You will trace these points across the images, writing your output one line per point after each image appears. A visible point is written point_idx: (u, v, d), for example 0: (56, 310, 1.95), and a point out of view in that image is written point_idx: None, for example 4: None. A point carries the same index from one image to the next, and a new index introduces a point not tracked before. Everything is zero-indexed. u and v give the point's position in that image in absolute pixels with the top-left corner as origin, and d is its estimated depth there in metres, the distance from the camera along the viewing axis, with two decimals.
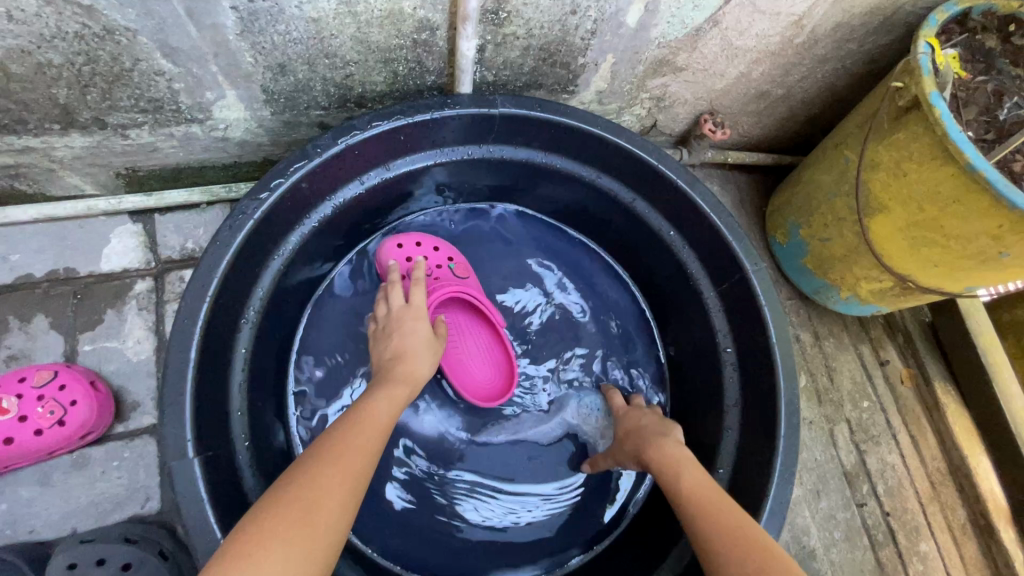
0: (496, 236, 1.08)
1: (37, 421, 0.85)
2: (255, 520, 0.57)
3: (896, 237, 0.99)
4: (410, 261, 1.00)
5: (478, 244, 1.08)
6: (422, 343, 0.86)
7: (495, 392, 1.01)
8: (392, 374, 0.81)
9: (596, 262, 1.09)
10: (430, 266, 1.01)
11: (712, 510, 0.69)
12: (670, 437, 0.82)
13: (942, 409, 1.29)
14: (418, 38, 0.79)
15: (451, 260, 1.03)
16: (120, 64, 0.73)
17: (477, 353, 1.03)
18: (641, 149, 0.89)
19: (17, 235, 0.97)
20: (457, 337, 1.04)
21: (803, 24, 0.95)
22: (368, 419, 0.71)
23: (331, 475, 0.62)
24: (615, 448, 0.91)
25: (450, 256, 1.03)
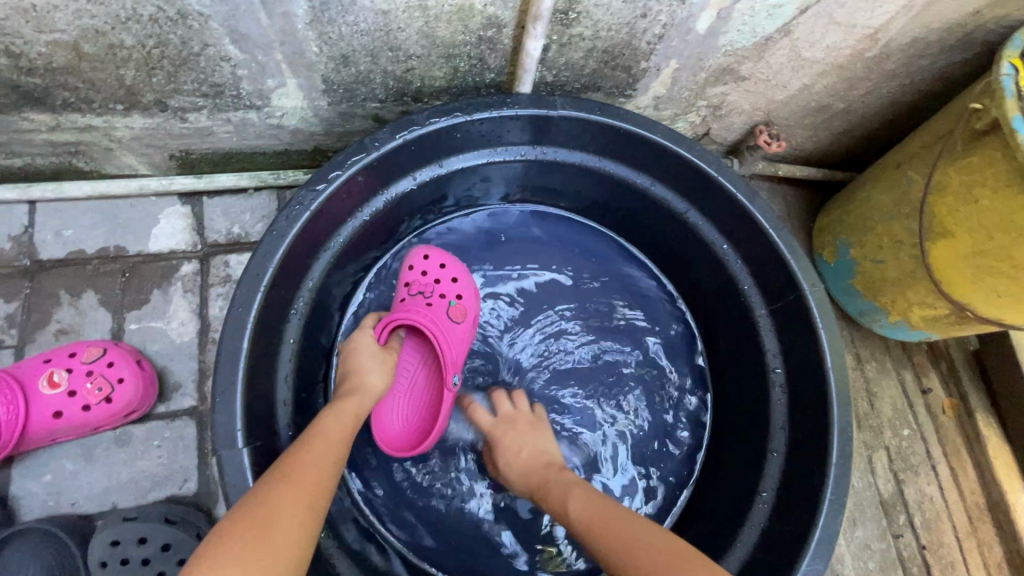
0: (541, 239, 1.06)
1: (85, 397, 0.86)
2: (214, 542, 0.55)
3: (959, 265, 0.95)
4: (424, 277, 0.96)
5: (521, 246, 1.05)
6: (364, 355, 0.85)
7: (398, 442, 0.93)
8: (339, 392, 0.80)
9: (642, 272, 1.07)
10: (434, 289, 0.95)
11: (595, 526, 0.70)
12: (550, 476, 0.82)
13: (984, 443, 1.25)
14: (484, 34, 0.77)
15: (458, 297, 0.96)
16: (189, 49, 0.73)
17: (414, 398, 0.97)
18: (701, 159, 0.86)
19: (72, 211, 0.98)
20: (409, 370, 0.97)
21: (877, 37, 0.91)
22: (320, 435, 0.70)
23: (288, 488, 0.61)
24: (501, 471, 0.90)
25: (460, 294, 0.96)
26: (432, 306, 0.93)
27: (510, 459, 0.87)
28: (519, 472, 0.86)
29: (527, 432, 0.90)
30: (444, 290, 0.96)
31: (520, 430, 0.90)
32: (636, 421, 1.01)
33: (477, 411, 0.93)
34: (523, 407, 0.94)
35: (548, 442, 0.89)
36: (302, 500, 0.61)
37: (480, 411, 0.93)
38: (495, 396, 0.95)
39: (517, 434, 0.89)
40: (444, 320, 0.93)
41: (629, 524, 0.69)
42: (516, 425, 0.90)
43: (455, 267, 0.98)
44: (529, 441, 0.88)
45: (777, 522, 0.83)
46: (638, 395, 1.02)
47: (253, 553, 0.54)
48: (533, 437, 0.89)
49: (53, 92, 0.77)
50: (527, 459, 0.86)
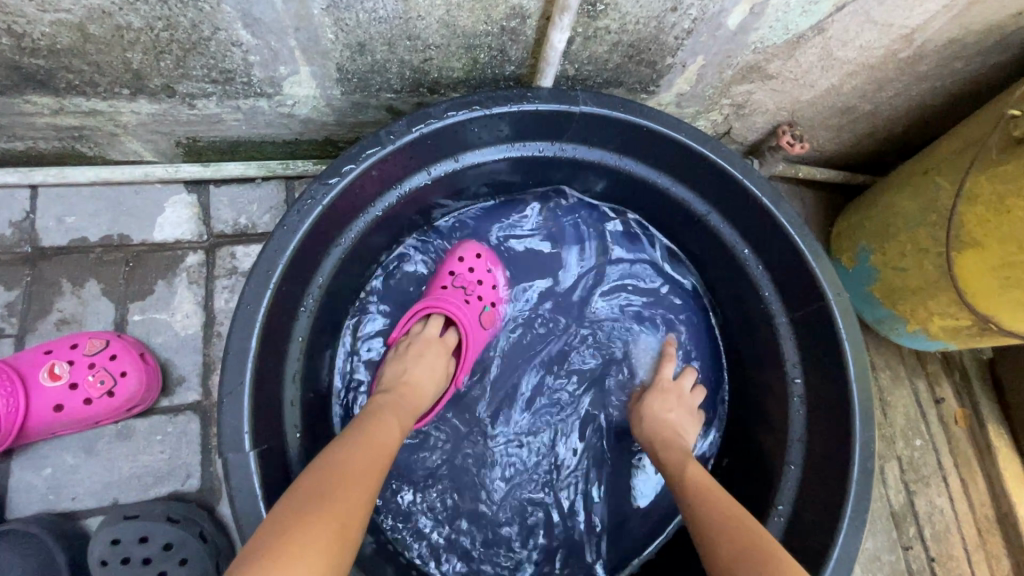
0: (559, 236, 1.01)
1: (86, 390, 0.84)
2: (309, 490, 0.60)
3: (984, 277, 0.91)
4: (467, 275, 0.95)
5: (539, 245, 1.02)
6: (427, 376, 0.85)
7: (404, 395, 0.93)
8: (400, 399, 0.79)
9: (663, 277, 1.03)
10: (475, 286, 0.95)
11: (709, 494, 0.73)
12: (674, 446, 0.85)
13: (994, 454, 1.23)
14: (507, 25, 0.74)
15: (492, 304, 0.97)
16: (199, 32, 0.70)
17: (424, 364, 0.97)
18: (726, 160, 0.83)
19: (75, 197, 0.95)
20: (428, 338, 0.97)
21: (913, 38, 0.88)
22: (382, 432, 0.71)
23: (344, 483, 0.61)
24: (637, 407, 0.94)
25: (494, 302, 0.97)
26: (469, 304, 0.93)
27: (655, 406, 0.92)
28: (652, 421, 0.90)
29: (682, 408, 0.93)
30: (482, 293, 0.96)
31: (682, 404, 0.93)
32: None
33: (669, 364, 0.97)
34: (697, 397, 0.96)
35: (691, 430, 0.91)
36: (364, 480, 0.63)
37: (671, 366, 0.97)
38: (689, 372, 0.97)
39: (675, 402, 0.93)
40: (476, 322, 0.94)
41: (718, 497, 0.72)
42: (681, 400, 0.94)
43: (497, 276, 0.99)
44: (683, 413, 0.92)
45: (794, 537, 0.82)
46: None
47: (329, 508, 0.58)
48: (685, 418, 0.92)
49: (56, 74, 0.73)
50: (668, 422, 0.89)
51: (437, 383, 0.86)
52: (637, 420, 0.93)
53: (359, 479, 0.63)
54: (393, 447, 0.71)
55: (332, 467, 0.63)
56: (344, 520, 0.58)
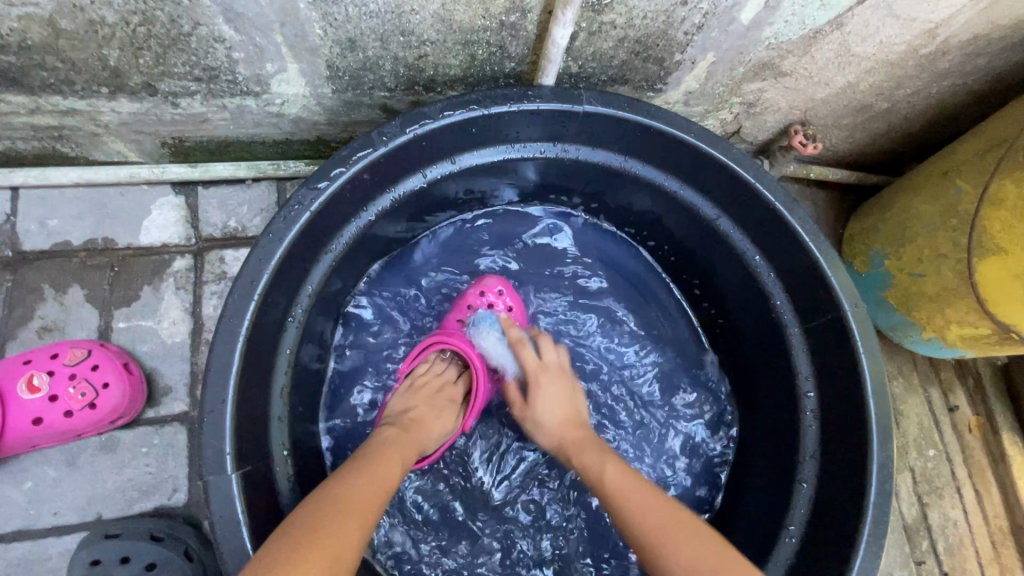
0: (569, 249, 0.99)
1: (67, 402, 0.82)
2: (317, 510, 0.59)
3: (1007, 285, 0.86)
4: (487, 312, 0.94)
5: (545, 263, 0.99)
6: (431, 411, 0.84)
7: None
8: (406, 432, 0.78)
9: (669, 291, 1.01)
10: None
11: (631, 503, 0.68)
12: (587, 442, 0.79)
13: (1010, 464, 1.18)
14: (506, 19, 0.70)
15: None
16: (178, 28, 0.66)
17: None
18: (739, 163, 0.79)
19: (57, 199, 0.92)
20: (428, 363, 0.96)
21: (936, 33, 0.83)
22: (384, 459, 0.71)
23: (343, 514, 0.59)
24: (528, 412, 0.85)
25: None
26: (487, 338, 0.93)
27: (543, 404, 0.84)
28: (554, 424, 0.82)
29: (566, 385, 0.87)
30: None
31: (562, 384, 0.86)
32: (656, 445, 0.96)
33: (526, 350, 0.87)
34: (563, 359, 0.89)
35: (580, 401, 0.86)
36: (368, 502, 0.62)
37: (527, 349, 0.88)
38: (543, 338, 0.90)
39: (557, 385, 0.86)
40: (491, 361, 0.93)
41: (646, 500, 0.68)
42: (557, 378, 0.86)
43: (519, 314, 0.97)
44: (563, 392, 0.85)
45: (808, 559, 0.78)
46: (656, 426, 0.96)
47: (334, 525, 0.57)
48: (569, 392, 0.86)
49: (30, 71, 0.70)
50: (564, 417, 0.83)
51: (445, 425, 0.85)
52: (535, 428, 0.84)
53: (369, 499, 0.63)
54: (394, 479, 0.69)
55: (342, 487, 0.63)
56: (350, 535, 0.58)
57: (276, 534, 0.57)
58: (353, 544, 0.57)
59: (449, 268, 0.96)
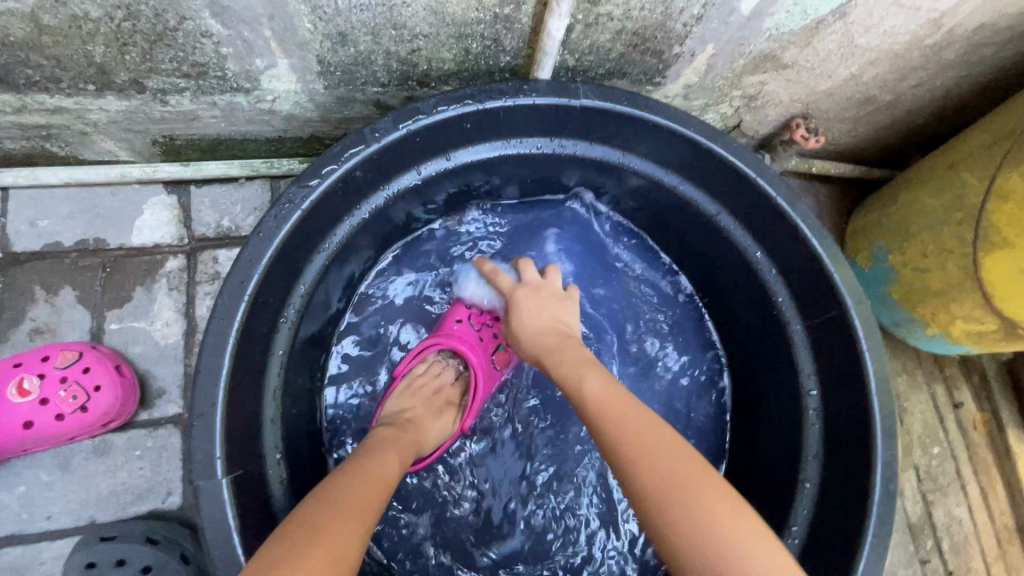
0: (569, 248, 0.97)
1: (59, 405, 0.80)
2: (321, 507, 0.58)
3: (1016, 281, 0.84)
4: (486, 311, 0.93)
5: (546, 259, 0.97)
6: (426, 412, 0.83)
7: None
8: (402, 432, 0.77)
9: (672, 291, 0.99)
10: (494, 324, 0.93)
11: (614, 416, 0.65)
12: (564, 346, 0.77)
13: (1016, 460, 1.16)
14: (500, 12, 0.68)
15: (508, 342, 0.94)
16: (164, 22, 0.64)
17: None
18: (740, 157, 0.77)
19: (48, 200, 0.90)
20: None
21: (941, 23, 0.81)
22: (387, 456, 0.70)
23: (344, 513, 0.58)
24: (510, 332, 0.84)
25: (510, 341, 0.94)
26: (484, 340, 0.91)
27: (522, 319, 0.82)
28: (530, 336, 0.80)
29: (550, 299, 0.84)
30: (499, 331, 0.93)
31: (546, 299, 0.83)
32: None
33: (499, 276, 0.86)
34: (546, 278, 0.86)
35: (570, 316, 0.83)
36: (371, 502, 0.62)
37: (503, 276, 0.86)
38: (526, 262, 0.87)
39: (539, 299, 0.83)
40: (489, 361, 0.91)
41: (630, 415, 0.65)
42: (538, 292, 0.84)
43: None
44: (544, 305, 0.82)
45: (811, 560, 0.77)
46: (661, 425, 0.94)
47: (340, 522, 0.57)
48: (552, 307, 0.83)
49: (15, 69, 0.68)
50: (540, 328, 0.80)
51: (442, 427, 0.84)
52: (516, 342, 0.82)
53: (372, 498, 0.62)
54: (394, 478, 0.68)
55: (346, 485, 0.62)
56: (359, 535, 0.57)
57: (276, 534, 0.55)
58: (357, 543, 0.56)
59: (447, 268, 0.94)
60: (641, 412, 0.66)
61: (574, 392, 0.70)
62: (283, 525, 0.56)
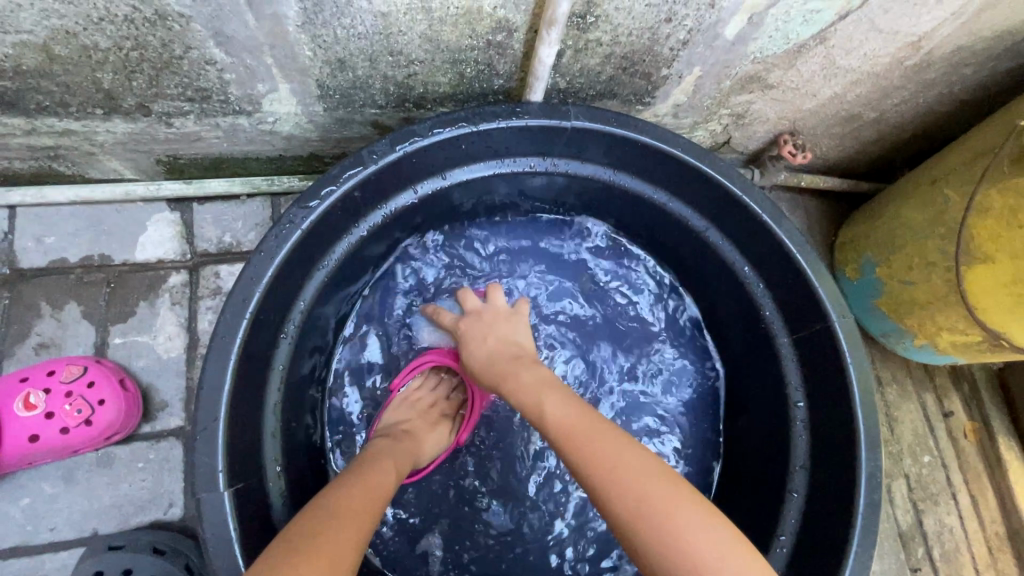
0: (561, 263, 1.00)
1: (64, 419, 0.82)
2: (317, 515, 0.60)
3: (997, 293, 0.86)
4: None
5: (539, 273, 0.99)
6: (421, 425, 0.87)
7: None
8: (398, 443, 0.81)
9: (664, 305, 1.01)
10: None
11: (574, 436, 0.66)
12: (509, 365, 0.79)
13: (1005, 468, 1.18)
14: (493, 39, 0.71)
15: None
16: (170, 51, 0.67)
17: None
18: (725, 176, 0.79)
19: (54, 217, 0.93)
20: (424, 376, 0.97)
21: (920, 45, 0.84)
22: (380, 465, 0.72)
23: (341, 521, 0.60)
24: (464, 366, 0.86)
25: None
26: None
27: (469, 351, 0.84)
28: (480, 364, 0.82)
29: (496, 322, 0.86)
30: None
31: (491, 323, 0.86)
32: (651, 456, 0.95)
33: (443, 313, 0.89)
34: (490, 303, 0.88)
35: (519, 335, 0.85)
36: (368, 512, 0.63)
37: (444, 314, 0.89)
38: (466, 292, 0.89)
39: (484, 325, 0.85)
40: None
41: (592, 430, 0.67)
42: (484, 319, 0.86)
43: None
44: (490, 332, 0.84)
45: (800, 568, 0.79)
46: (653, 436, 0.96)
47: (336, 529, 0.59)
48: (499, 330, 0.85)
49: (26, 95, 0.71)
50: (490, 353, 0.82)
51: (437, 439, 0.88)
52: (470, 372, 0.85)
53: (368, 505, 0.64)
54: (392, 485, 0.70)
55: (342, 493, 0.64)
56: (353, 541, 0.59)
57: (274, 541, 0.57)
58: (351, 549, 0.58)
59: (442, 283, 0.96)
60: (602, 428, 0.67)
61: (535, 415, 0.72)
62: (281, 533, 0.58)
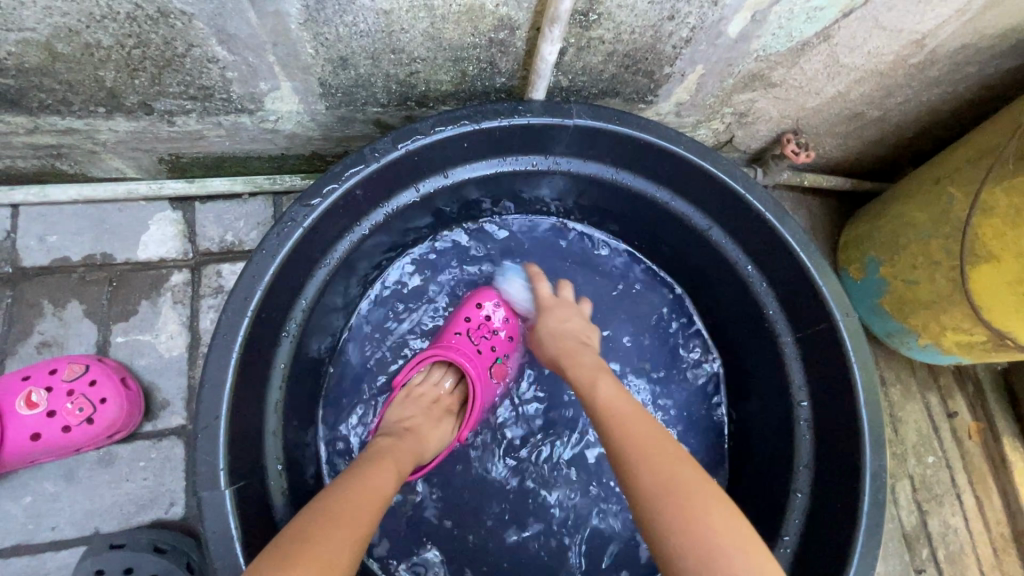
0: (562, 264, 1.00)
1: (65, 417, 0.82)
2: (314, 518, 0.59)
3: (1003, 292, 0.86)
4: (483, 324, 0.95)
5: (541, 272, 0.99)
6: (423, 423, 0.84)
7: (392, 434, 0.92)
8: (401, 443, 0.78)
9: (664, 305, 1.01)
10: (490, 337, 0.95)
11: (622, 418, 0.68)
12: (585, 354, 0.83)
13: (1010, 469, 1.17)
14: (495, 36, 0.71)
15: (502, 356, 0.96)
16: (173, 49, 0.67)
17: None
18: (728, 174, 0.79)
19: (57, 216, 0.93)
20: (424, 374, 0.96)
21: (924, 43, 0.83)
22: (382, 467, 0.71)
23: (335, 525, 0.59)
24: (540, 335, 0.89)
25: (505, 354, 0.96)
26: (481, 353, 0.93)
27: (552, 325, 0.88)
28: (559, 338, 0.86)
29: (577, 317, 0.91)
30: (494, 344, 0.95)
31: (573, 315, 0.91)
32: None
33: (541, 283, 0.94)
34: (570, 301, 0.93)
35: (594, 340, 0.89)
36: (366, 513, 0.62)
37: (544, 285, 0.94)
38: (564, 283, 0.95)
39: (568, 313, 0.91)
40: (485, 373, 0.93)
41: (635, 418, 0.68)
42: (569, 310, 0.91)
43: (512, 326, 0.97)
44: (574, 322, 0.89)
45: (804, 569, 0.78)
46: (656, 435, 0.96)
47: (331, 532, 0.58)
48: (580, 325, 0.90)
49: (28, 93, 0.71)
50: (569, 336, 0.86)
51: (439, 438, 0.85)
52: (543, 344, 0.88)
53: (365, 507, 0.63)
54: (390, 486, 0.69)
55: (339, 495, 0.63)
56: (347, 546, 0.58)
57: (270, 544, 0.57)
58: (345, 555, 0.57)
59: (442, 283, 0.97)
60: (646, 416, 0.69)
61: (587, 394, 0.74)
62: (276, 536, 0.58)
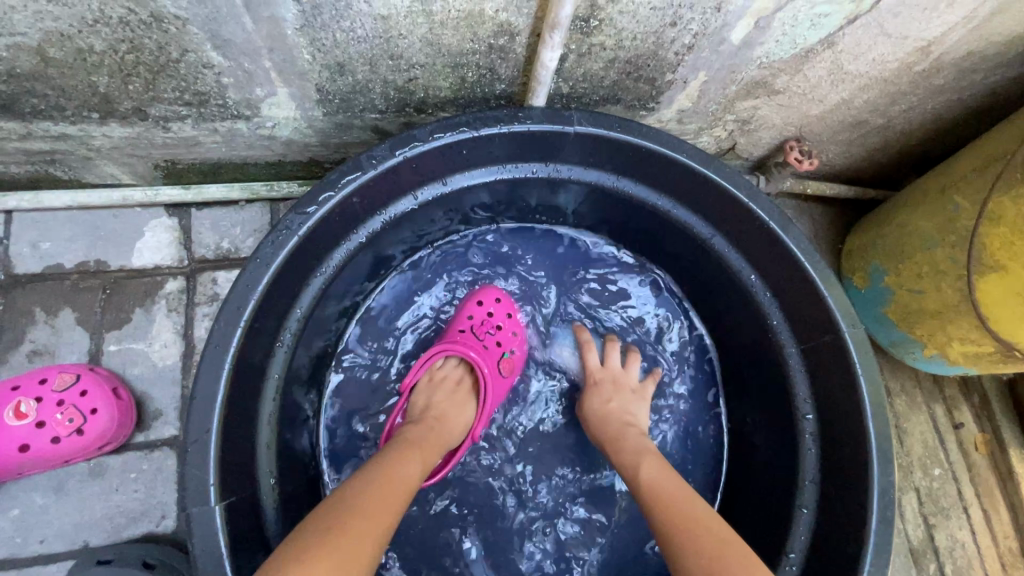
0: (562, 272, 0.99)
1: (54, 428, 0.80)
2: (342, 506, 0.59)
3: (1010, 302, 0.84)
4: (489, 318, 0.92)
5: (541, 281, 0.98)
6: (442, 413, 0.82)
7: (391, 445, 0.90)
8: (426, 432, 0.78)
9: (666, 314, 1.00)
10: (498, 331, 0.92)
11: (666, 500, 0.68)
12: (628, 435, 0.82)
13: (1017, 481, 1.15)
14: (495, 43, 0.70)
15: (511, 351, 0.94)
16: (167, 54, 0.66)
17: None
18: (731, 182, 0.78)
19: (50, 222, 0.92)
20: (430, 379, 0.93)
21: (930, 50, 0.82)
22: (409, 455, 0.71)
23: (363, 512, 0.58)
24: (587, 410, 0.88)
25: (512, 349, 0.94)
26: (488, 348, 0.90)
27: (598, 404, 0.87)
28: (603, 418, 0.85)
29: (626, 392, 0.90)
30: (501, 339, 0.93)
31: (619, 390, 0.89)
32: None
33: (590, 352, 0.93)
34: (620, 370, 0.92)
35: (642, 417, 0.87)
36: (395, 502, 0.62)
37: (593, 353, 0.93)
38: (613, 345, 0.94)
39: (614, 390, 0.89)
40: (494, 370, 0.90)
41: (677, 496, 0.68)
42: (617, 385, 0.90)
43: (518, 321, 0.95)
44: (622, 400, 0.88)
45: None
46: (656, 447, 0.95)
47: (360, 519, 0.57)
48: (627, 401, 0.88)
49: (20, 98, 0.70)
50: (614, 415, 0.85)
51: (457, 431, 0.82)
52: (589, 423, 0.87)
53: (394, 495, 0.63)
54: (416, 476, 0.69)
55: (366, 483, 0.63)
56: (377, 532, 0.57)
57: (299, 529, 0.56)
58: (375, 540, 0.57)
59: (440, 292, 0.95)
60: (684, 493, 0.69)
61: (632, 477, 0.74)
62: (304, 523, 0.57)
